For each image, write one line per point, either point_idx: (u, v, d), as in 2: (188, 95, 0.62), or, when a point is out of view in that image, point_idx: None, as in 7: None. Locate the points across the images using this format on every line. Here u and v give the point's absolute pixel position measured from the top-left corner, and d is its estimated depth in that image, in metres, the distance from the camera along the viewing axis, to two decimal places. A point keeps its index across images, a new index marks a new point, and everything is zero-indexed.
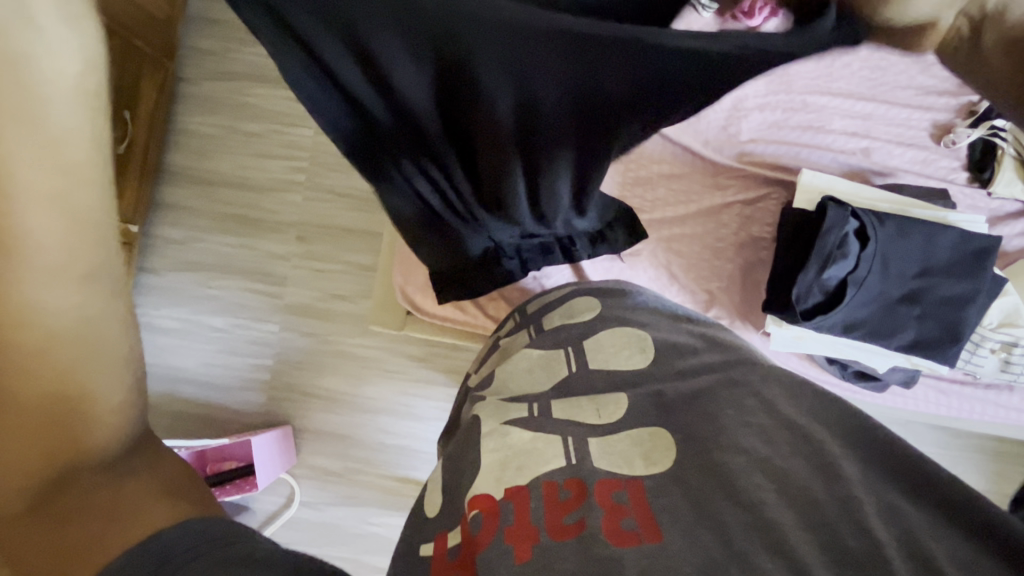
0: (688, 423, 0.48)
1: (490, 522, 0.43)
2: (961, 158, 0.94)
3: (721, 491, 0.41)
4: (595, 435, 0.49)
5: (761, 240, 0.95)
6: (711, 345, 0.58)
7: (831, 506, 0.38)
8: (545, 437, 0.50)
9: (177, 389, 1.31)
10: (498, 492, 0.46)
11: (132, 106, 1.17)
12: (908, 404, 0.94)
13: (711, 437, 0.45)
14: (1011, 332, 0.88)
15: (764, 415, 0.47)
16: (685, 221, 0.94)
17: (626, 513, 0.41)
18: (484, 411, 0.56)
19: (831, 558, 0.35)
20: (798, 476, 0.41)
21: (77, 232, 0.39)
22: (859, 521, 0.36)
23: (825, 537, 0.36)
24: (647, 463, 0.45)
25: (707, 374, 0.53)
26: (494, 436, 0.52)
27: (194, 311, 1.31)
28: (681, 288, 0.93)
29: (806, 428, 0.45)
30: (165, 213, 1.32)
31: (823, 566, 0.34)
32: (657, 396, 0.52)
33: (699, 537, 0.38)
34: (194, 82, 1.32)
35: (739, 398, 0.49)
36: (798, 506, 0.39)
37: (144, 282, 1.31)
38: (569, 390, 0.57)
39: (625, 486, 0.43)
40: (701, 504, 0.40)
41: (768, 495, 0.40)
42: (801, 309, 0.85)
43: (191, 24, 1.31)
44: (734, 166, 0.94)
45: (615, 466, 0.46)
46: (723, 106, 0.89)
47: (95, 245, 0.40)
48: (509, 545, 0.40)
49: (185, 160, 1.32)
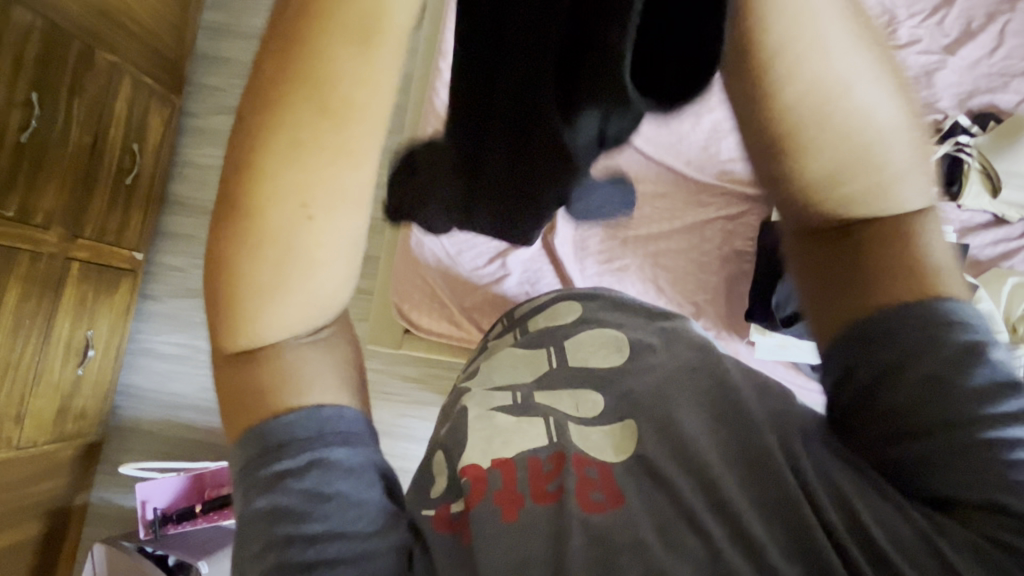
0: (650, 404, 0.51)
1: (479, 487, 0.47)
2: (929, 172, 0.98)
3: (675, 459, 0.47)
4: (573, 420, 0.52)
5: (744, 254, 0.98)
6: (668, 341, 0.58)
7: (770, 471, 0.45)
8: (528, 419, 0.53)
9: (177, 414, 1.37)
10: (485, 459, 0.50)
11: (141, 138, 1.23)
12: None
13: (665, 415, 0.50)
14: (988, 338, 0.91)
15: (715, 389, 0.51)
16: (669, 236, 0.98)
17: (594, 486, 0.46)
18: (469, 399, 0.56)
19: (765, 515, 0.44)
20: (748, 443, 0.47)
21: (303, 171, 0.37)
22: (782, 482, 0.44)
23: (757, 494, 0.45)
24: (617, 450, 0.49)
25: (673, 367, 0.54)
26: (482, 417, 0.53)
27: (195, 336, 1.37)
28: (667, 300, 0.96)
29: (742, 397, 0.49)
30: (168, 242, 1.39)
31: (755, 522, 0.43)
32: (624, 392, 0.54)
33: (656, 500, 0.45)
34: (199, 117, 1.40)
35: (696, 379, 0.52)
36: (739, 471, 0.46)
37: (145, 307, 1.38)
38: (550, 385, 0.57)
39: (595, 465, 0.48)
40: (656, 472, 0.46)
41: (713, 458, 0.47)
42: (780, 316, 0.88)
43: (196, 63, 1.40)
44: (715, 185, 0.99)
45: (587, 446, 0.49)
46: (702, 128, 0.99)
47: (312, 164, 0.37)
48: (497, 506, 0.45)
49: (190, 192, 1.39)
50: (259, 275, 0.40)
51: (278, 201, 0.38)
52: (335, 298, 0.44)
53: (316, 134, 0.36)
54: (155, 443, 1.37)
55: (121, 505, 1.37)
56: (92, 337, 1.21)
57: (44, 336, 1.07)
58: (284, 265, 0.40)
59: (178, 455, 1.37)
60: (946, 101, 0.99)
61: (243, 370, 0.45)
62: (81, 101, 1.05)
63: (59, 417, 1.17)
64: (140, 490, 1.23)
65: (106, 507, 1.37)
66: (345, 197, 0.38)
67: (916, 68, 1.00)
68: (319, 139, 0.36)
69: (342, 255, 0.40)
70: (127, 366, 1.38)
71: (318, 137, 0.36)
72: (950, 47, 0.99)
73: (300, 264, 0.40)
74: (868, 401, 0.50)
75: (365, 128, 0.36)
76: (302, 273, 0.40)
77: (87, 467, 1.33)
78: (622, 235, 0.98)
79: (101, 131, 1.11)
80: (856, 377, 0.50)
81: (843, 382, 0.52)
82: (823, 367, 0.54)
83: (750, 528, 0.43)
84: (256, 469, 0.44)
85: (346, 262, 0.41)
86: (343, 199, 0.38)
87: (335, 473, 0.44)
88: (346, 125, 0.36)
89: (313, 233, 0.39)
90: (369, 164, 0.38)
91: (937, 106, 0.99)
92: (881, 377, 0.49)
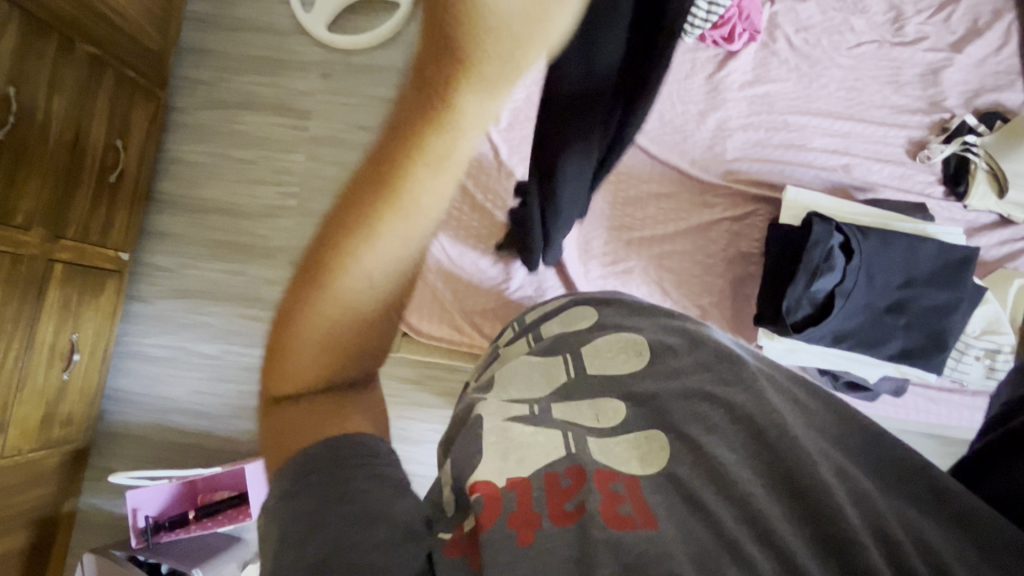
0: (681, 421, 0.48)
1: (493, 507, 0.42)
2: (936, 172, 0.98)
3: (712, 486, 0.43)
4: (594, 432, 0.50)
5: (750, 255, 0.97)
6: (692, 346, 0.57)
7: (823, 497, 0.40)
8: (546, 430, 0.50)
9: (167, 419, 1.34)
10: (499, 478, 0.46)
11: (125, 134, 1.19)
12: (899, 412, 0.97)
13: (697, 435, 0.46)
14: (995, 340, 0.92)
15: (753, 406, 0.47)
16: (675, 238, 0.96)
17: (622, 499, 0.42)
18: (483, 409, 0.53)
19: (817, 548, 0.38)
20: (793, 465, 0.42)
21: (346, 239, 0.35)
22: (839, 511, 0.39)
23: (810, 528, 0.39)
24: (643, 463, 0.46)
25: (694, 375, 0.53)
26: (496, 429, 0.50)
27: (185, 338, 1.34)
28: (673, 303, 0.95)
29: (781, 415, 0.46)
30: (155, 241, 1.35)
31: (811, 560, 0.37)
32: (645, 396, 0.53)
33: (692, 528, 0.40)
34: (186, 112, 1.36)
35: (730, 395, 0.49)
36: (782, 497, 0.41)
37: (134, 309, 1.34)
38: (566, 393, 0.56)
39: (622, 479, 0.44)
40: (692, 497, 0.42)
41: (754, 484, 0.42)
42: (791, 322, 0.88)
43: (182, 55, 1.36)
44: (721, 185, 0.97)
45: (612, 461, 0.47)
46: (708, 127, 0.97)
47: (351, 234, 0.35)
48: (511, 529, 0.41)
49: (176, 189, 1.36)
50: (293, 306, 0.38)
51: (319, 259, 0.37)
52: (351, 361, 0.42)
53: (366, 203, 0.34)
54: (145, 449, 1.34)
55: (111, 512, 1.33)
56: (77, 341, 1.16)
57: (27, 340, 1.03)
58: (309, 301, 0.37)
59: (169, 461, 1.33)
60: (953, 100, 0.98)
61: (279, 414, 0.45)
62: (63, 94, 1.00)
63: (44, 424, 1.13)
64: (133, 497, 1.20)
65: (96, 515, 1.33)
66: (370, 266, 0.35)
67: (923, 66, 0.98)
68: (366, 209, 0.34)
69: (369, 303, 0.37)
70: (114, 369, 1.35)
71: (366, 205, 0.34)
72: (957, 45, 0.98)
73: (325, 306, 0.37)
74: (1001, 464, 0.42)
75: (418, 202, 0.33)
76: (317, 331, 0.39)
77: (75, 474, 1.29)
78: (627, 237, 0.96)
79: (83, 127, 1.06)
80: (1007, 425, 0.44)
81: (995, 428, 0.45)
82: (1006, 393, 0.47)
83: (803, 562, 0.37)
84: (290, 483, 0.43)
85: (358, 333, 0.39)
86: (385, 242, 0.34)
87: (353, 482, 0.42)
88: (394, 198, 0.33)
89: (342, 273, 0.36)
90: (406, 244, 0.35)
91: (945, 105, 0.98)
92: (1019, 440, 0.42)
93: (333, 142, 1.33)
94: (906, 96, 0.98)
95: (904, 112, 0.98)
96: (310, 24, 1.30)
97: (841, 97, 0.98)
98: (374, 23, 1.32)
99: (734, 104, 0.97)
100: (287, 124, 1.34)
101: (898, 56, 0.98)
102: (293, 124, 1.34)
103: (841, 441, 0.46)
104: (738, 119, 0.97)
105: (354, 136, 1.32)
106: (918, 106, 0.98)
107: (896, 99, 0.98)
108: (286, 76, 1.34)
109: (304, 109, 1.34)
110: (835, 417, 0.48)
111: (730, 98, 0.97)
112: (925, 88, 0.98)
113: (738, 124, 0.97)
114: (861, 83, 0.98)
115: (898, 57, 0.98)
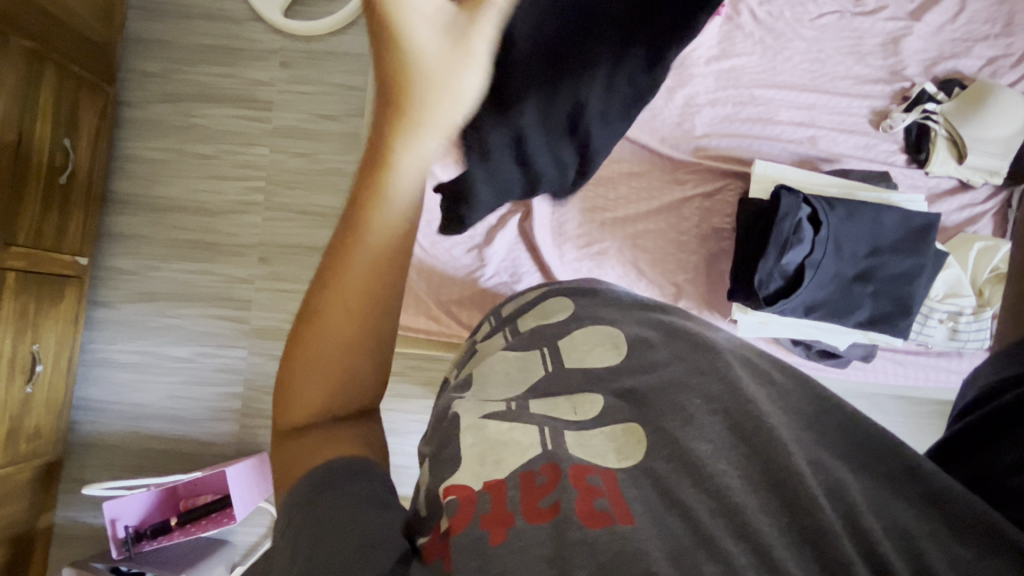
0: (659, 413, 0.48)
1: (466, 509, 0.43)
2: (898, 141, 1.00)
3: (689, 479, 0.43)
4: (572, 427, 0.49)
5: (722, 231, 0.98)
6: (668, 338, 0.56)
7: (799, 489, 0.41)
8: (521, 426, 0.49)
9: (141, 425, 1.30)
10: (475, 481, 0.45)
11: (73, 133, 1.13)
12: (871, 377, 1.00)
13: (673, 427, 0.47)
14: (956, 302, 0.96)
15: (728, 397, 0.48)
16: (648, 217, 0.97)
17: (599, 494, 0.42)
18: (461, 407, 0.53)
19: (793, 540, 0.39)
20: (769, 456, 0.43)
21: (334, 277, 0.48)
22: (815, 503, 0.40)
23: (786, 518, 0.40)
24: (620, 456, 0.46)
25: (668, 367, 0.52)
26: (472, 429, 0.49)
27: (155, 343, 1.30)
28: (648, 282, 0.96)
29: (756, 405, 0.46)
30: (116, 244, 1.30)
31: (787, 554, 0.38)
32: (624, 391, 0.52)
33: (670, 525, 0.40)
34: (136, 105, 1.30)
35: (704, 385, 0.49)
36: (757, 488, 0.42)
37: (98, 315, 1.29)
38: (545, 389, 0.55)
39: (599, 472, 0.44)
40: (668, 491, 0.43)
41: (732, 479, 0.42)
42: (762, 295, 0.89)
43: (130, 46, 1.29)
44: (691, 161, 0.97)
45: (589, 454, 0.46)
46: (675, 104, 0.96)
47: (340, 275, 0.47)
48: (485, 530, 0.41)
49: (134, 188, 1.30)
50: (288, 362, 0.50)
51: (319, 311, 0.48)
52: (349, 397, 0.51)
53: (356, 240, 0.46)
54: (120, 458, 1.30)
55: (90, 524, 1.30)
56: (39, 351, 1.12)
57: None
58: (305, 335, 0.49)
59: (147, 469, 1.30)
60: (913, 68, 0.99)
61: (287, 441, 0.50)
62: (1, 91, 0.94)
63: (9, 439, 1.09)
64: (110, 509, 1.16)
65: (73, 529, 1.30)
66: (341, 286, 0.48)
67: (883, 35, 0.99)
68: (354, 241, 0.46)
69: (355, 330, 0.49)
70: (81, 378, 1.30)
71: (351, 251, 0.47)
72: (916, 13, 0.99)
73: (315, 338, 0.48)
74: (1000, 440, 0.43)
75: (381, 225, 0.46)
76: (307, 356, 0.49)
77: (48, 487, 1.25)
78: (601, 218, 0.96)
79: (25, 127, 1.00)
80: (977, 412, 0.46)
81: (973, 407, 0.47)
82: (983, 371, 0.48)
83: (779, 559, 0.37)
84: (303, 487, 0.46)
85: (350, 360, 0.49)
86: (354, 288, 0.48)
87: (328, 497, 0.44)
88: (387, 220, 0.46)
89: (321, 333, 0.48)
90: (366, 263, 0.47)
91: (905, 74, 0.99)
92: (1014, 415, 0.43)
93: (297, 133, 1.29)
94: (868, 66, 0.99)
95: (867, 82, 0.99)
96: (264, 9, 1.24)
97: (805, 69, 0.98)
98: (332, 7, 1.27)
99: (701, 79, 0.96)
100: (247, 115, 1.29)
101: (859, 26, 0.99)
102: (254, 115, 1.29)
103: (815, 425, 0.47)
104: (706, 94, 0.97)
105: (318, 126, 1.28)
106: (879, 76, 0.99)
107: (858, 70, 0.99)
108: (242, 65, 1.28)
109: (264, 99, 1.29)
110: (810, 400, 0.49)
111: (698, 74, 0.96)
112: (886, 58, 0.99)
113: (705, 100, 0.97)
114: (824, 54, 0.98)
115: (859, 27, 0.99)
